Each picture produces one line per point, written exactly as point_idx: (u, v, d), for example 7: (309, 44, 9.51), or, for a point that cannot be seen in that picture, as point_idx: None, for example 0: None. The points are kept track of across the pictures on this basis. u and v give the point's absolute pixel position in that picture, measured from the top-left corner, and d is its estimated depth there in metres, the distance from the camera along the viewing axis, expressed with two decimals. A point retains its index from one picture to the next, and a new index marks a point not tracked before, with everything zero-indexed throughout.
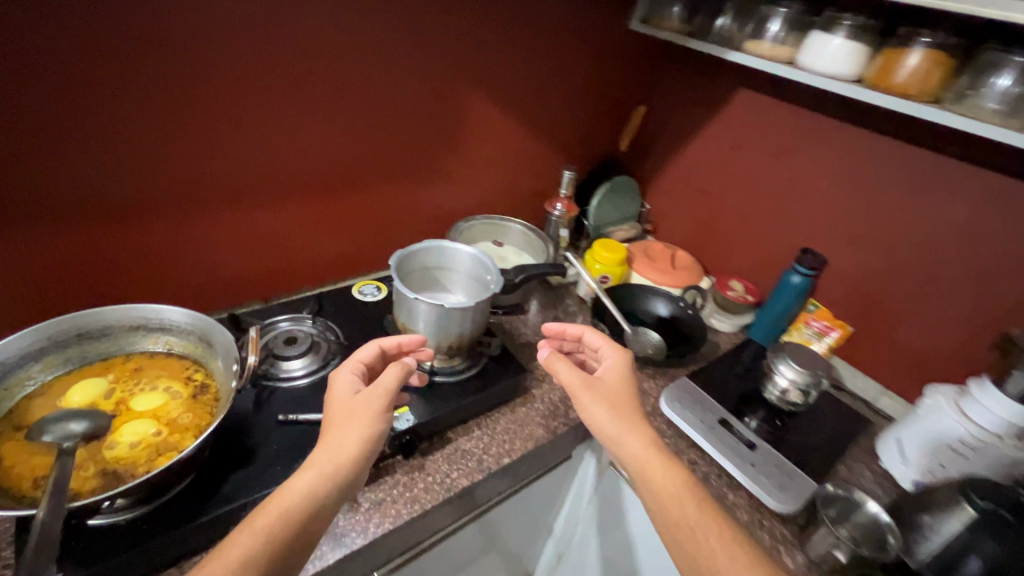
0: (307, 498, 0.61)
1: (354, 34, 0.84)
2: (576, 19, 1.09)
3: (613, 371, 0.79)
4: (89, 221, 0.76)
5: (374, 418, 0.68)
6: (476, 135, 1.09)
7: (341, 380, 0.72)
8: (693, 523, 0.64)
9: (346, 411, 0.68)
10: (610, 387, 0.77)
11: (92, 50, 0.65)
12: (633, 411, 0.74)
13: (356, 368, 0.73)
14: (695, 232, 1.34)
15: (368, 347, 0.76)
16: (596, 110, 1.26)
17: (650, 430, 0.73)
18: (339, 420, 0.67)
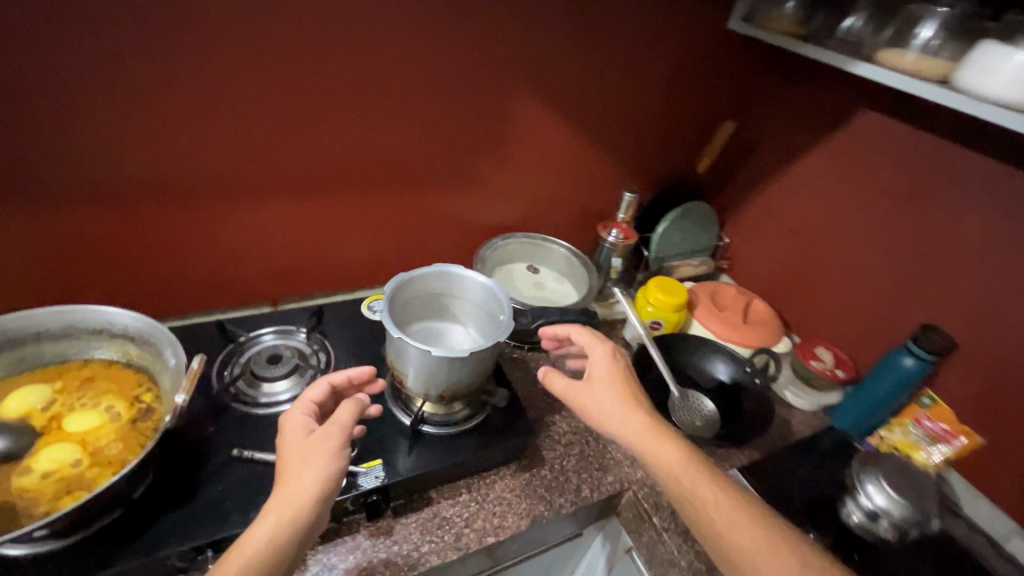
0: (268, 552, 0.51)
1: (385, 22, 0.72)
2: (661, 14, 0.90)
3: (602, 364, 0.68)
4: (83, 209, 0.70)
5: (332, 459, 0.56)
6: (525, 145, 0.94)
7: (290, 422, 0.60)
8: (723, 527, 0.57)
9: (298, 455, 0.56)
10: (600, 386, 0.66)
11: (76, 28, 0.58)
12: (627, 407, 0.64)
13: (305, 408, 0.62)
14: (780, 281, 1.10)
15: (316, 386, 0.65)
16: (674, 123, 1.06)
17: (648, 418, 0.63)
18: (290, 467, 0.56)
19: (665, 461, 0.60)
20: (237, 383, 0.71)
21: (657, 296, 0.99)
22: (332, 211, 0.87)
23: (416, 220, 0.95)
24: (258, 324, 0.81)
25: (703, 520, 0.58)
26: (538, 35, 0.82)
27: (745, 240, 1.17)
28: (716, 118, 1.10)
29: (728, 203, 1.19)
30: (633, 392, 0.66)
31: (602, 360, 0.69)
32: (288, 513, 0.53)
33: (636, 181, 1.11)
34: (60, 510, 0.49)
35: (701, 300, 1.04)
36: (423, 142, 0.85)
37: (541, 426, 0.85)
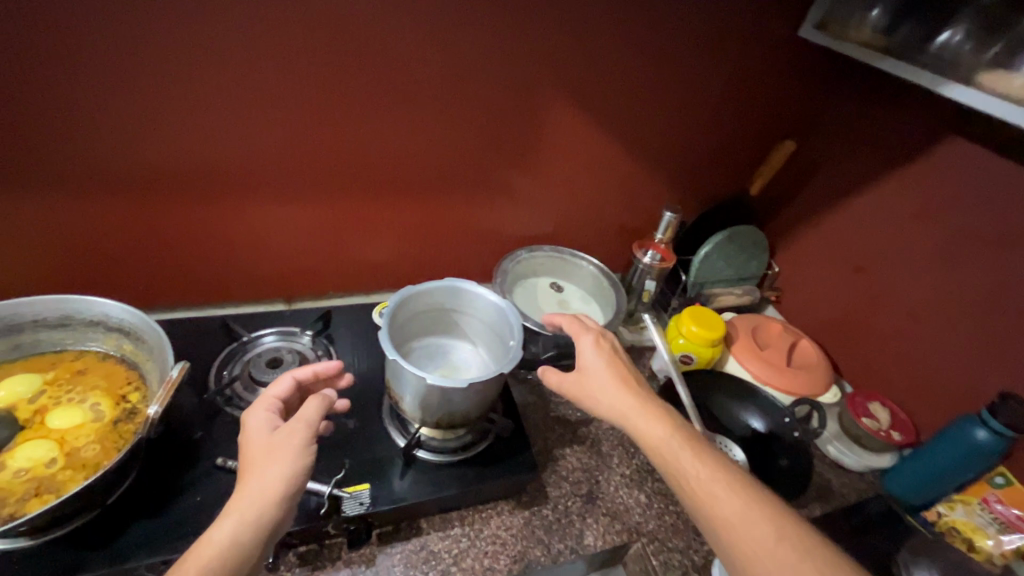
0: (232, 551, 0.46)
1: (414, 18, 0.67)
2: (724, 19, 0.81)
3: (592, 349, 0.65)
4: (99, 196, 0.69)
5: (298, 455, 0.52)
6: (559, 155, 0.88)
7: (253, 421, 0.56)
8: (729, 517, 0.50)
9: (261, 453, 0.52)
10: (590, 370, 0.63)
11: (91, 19, 0.56)
12: (617, 387, 0.61)
13: (269, 405, 0.58)
14: (835, 321, 0.99)
15: (280, 383, 0.61)
16: (727, 140, 0.96)
17: (636, 396, 0.60)
18: (253, 464, 0.52)
19: (654, 438, 0.56)
20: (228, 388, 0.67)
21: (690, 327, 0.90)
22: (350, 212, 0.83)
23: (438, 226, 0.91)
24: (262, 325, 0.79)
25: (695, 497, 0.52)
26: (582, 37, 0.75)
27: (798, 271, 1.06)
28: (776, 135, 1.00)
29: (781, 229, 1.08)
30: (623, 371, 0.63)
31: (591, 346, 0.66)
32: (254, 511, 0.48)
33: (678, 198, 1.03)
34: (25, 513, 0.47)
35: (739, 335, 0.95)
36: (448, 147, 0.80)
37: (548, 460, 0.79)
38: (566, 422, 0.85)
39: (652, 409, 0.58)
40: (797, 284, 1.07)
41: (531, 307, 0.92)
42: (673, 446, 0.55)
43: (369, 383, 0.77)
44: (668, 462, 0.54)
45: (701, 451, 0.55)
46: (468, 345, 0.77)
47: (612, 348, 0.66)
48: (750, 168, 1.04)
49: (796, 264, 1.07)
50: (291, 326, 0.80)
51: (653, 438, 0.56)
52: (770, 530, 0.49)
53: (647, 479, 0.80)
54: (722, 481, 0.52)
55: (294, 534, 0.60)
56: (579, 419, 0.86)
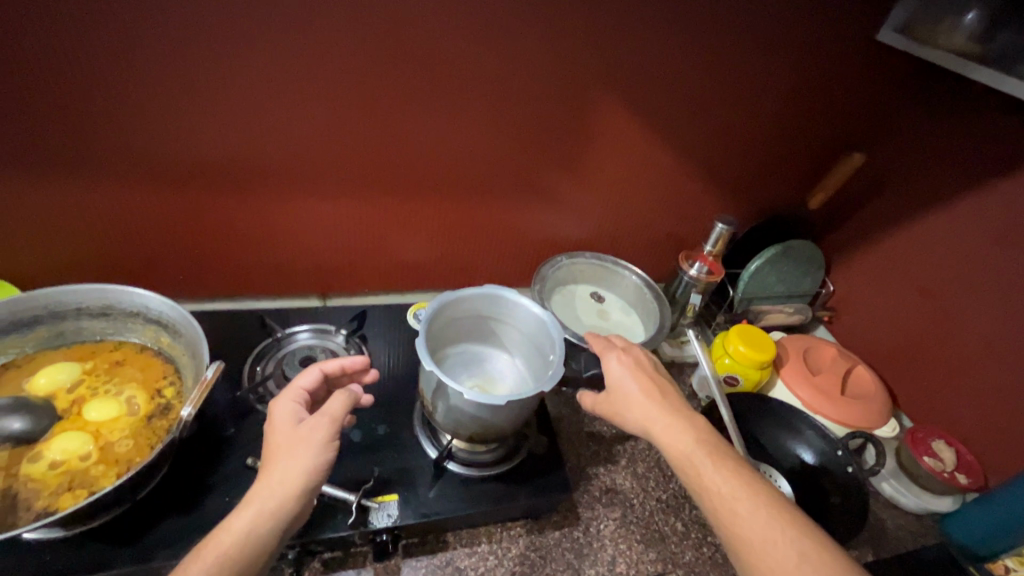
0: (251, 542, 0.46)
1: (464, 10, 0.63)
2: (798, 20, 0.74)
3: (619, 370, 0.62)
4: (146, 184, 0.69)
5: (320, 450, 0.51)
6: (607, 158, 0.84)
7: (279, 410, 0.55)
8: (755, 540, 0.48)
9: (284, 445, 0.51)
10: (618, 386, 0.62)
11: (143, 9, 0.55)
12: (645, 402, 0.59)
13: (295, 395, 0.56)
14: (896, 348, 0.92)
15: (308, 372, 0.59)
16: (788, 149, 0.90)
17: (662, 410, 0.58)
18: (274, 456, 0.51)
19: (680, 454, 0.55)
20: (261, 387, 0.66)
21: (736, 347, 0.85)
22: (389, 209, 0.81)
23: (478, 227, 0.88)
24: (296, 321, 0.77)
25: (718, 514, 0.51)
26: (641, 37, 0.70)
27: (858, 292, 0.99)
28: (843, 145, 0.92)
29: (841, 245, 1.01)
30: (651, 384, 0.61)
31: (616, 359, 0.64)
32: (272, 504, 0.48)
33: (730, 208, 0.97)
34: (58, 508, 0.46)
35: (789, 358, 0.89)
36: (493, 148, 0.77)
37: (581, 479, 0.76)
38: (601, 439, 0.81)
39: (676, 423, 0.57)
40: (855, 305, 1.00)
41: (569, 317, 0.88)
42: (699, 462, 0.54)
43: (402, 387, 0.75)
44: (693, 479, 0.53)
45: (727, 465, 0.53)
46: (505, 355, 0.74)
47: (640, 361, 0.65)
48: (812, 179, 0.97)
49: (855, 284, 1.00)
50: (326, 323, 0.79)
51: (680, 452, 0.55)
52: (793, 551, 0.47)
53: (684, 506, 0.76)
54: (748, 498, 0.50)
55: (319, 542, 0.58)
56: (614, 436, 0.82)
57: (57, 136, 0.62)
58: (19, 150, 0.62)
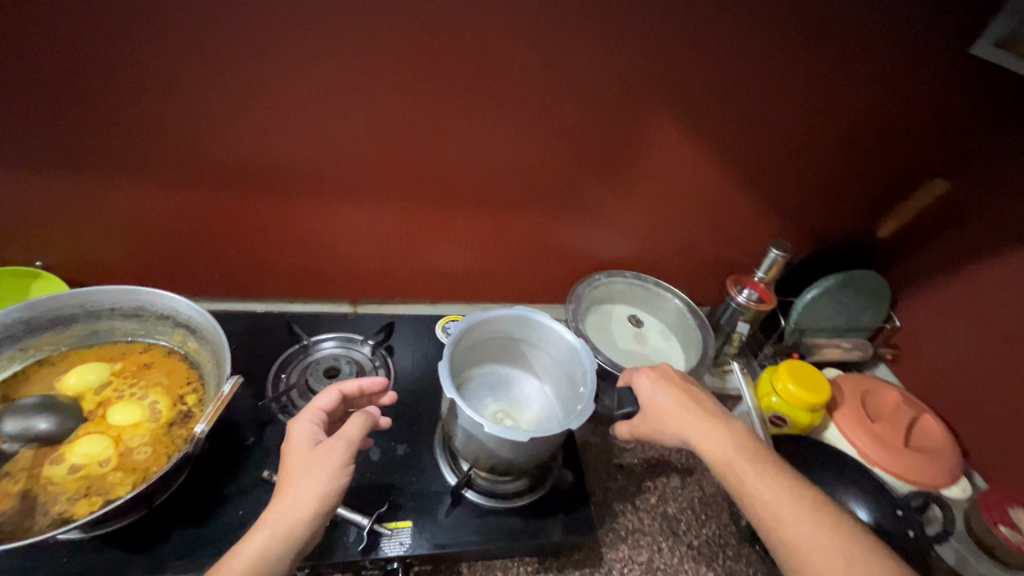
0: (261, 565, 0.44)
1: (511, 17, 0.60)
2: (884, 31, 0.66)
3: (649, 386, 0.62)
4: (187, 185, 0.70)
5: (332, 476, 0.49)
6: (654, 175, 0.78)
7: (296, 430, 0.53)
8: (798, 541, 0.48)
9: (299, 468, 0.50)
10: (653, 403, 0.61)
11: (188, 16, 0.55)
12: (679, 411, 0.58)
13: (313, 415, 0.55)
14: (970, 399, 0.82)
15: (327, 394, 0.57)
16: (857, 172, 0.82)
17: (698, 420, 0.57)
18: (290, 478, 0.49)
19: (720, 461, 0.54)
20: (283, 396, 0.65)
21: (785, 386, 0.77)
22: (423, 218, 0.79)
23: (512, 240, 0.85)
24: (323, 329, 0.76)
25: (761, 519, 0.51)
26: (699, 49, 0.65)
27: (928, 331, 0.90)
28: (923, 170, 0.83)
29: (911, 278, 0.92)
30: (684, 394, 0.60)
31: (644, 375, 0.63)
32: (286, 525, 0.46)
33: (786, 232, 0.90)
34: (73, 514, 0.46)
35: (845, 401, 0.81)
36: (533, 161, 0.74)
37: (606, 516, 0.71)
38: (630, 473, 0.76)
39: (716, 429, 0.56)
40: (924, 346, 0.90)
41: (603, 341, 0.84)
42: (739, 467, 0.53)
43: (425, 404, 0.73)
44: (735, 484, 0.53)
45: (767, 468, 0.53)
46: (535, 379, 0.71)
47: (671, 374, 0.63)
48: (882, 205, 0.88)
49: (924, 322, 0.90)
50: (353, 333, 0.78)
51: (719, 458, 0.54)
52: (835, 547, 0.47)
53: (718, 555, 0.70)
54: (793, 504, 0.50)
55: (328, 565, 0.56)
56: (644, 470, 0.77)
57: (105, 136, 0.63)
58: (68, 148, 0.64)
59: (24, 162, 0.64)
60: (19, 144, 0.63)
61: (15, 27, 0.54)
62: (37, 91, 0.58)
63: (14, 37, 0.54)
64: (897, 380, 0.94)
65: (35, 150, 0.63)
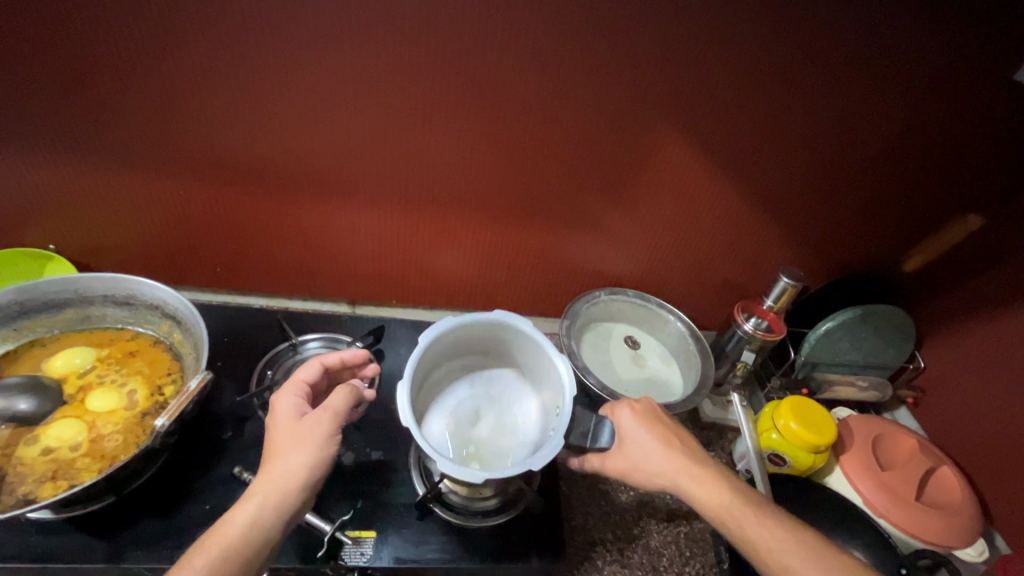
0: (253, 532, 0.44)
1: (510, 28, 0.58)
2: (916, 56, 0.61)
3: (631, 421, 0.58)
4: (189, 181, 0.72)
5: (320, 445, 0.49)
6: (659, 194, 0.75)
7: (280, 403, 0.53)
8: None
9: (285, 440, 0.49)
10: (628, 444, 0.57)
11: (189, 20, 0.56)
12: (666, 452, 0.55)
13: (298, 388, 0.55)
14: (994, 456, 0.76)
15: (308, 366, 0.58)
16: (880, 202, 0.77)
17: (690, 463, 0.54)
18: (276, 449, 0.49)
19: (717, 509, 0.51)
20: (265, 393, 0.66)
21: (787, 424, 0.73)
22: (419, 225, 0.79)
23: (511, 252, 0.83)
24: (313, 328, 0.77)
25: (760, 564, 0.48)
26: (706, 68, 0.62)
27: (955, 378, 0.83)
28: (955, 204, 0.77)
29: (938, 318, 0.85)
30: (667, 436, 0.56)
31: (628, 409, 0.59)
32: (277, 495, 0.46)
33: (802, 260, 0.85)
34: (37, 496, 0.48)
35: (853, 445, 0.75)
36: (531, 173, 0.72)
37: (584, 545, 0.67)
38: (615, 501, 0.72)
39: (712, 478, 0.52)
40: (948, 392, 0.84)
41: (598, 360, 0.81)
42: (738, 514, 0.50)
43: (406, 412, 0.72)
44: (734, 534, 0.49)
45: (768, 521, 0.49)
46: (534, 400, 0.70)
47: (651, 408, 0.60)
48: (909, 238, 0.82)
49: (950, 367, 0.84)
50: (342, 334, 0.78)
51: (715, 505, 0.51)
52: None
53: None
54: (797, 559, 0.47)
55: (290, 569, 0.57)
56: (631, 500, 0.73)
57: (112, 129, 0.65)
58: (79, 141, 0.66)
59: (38, 151, 0.67)
60: (34, 135, 0.66)
61: (29, 25, 0.56)
62: (50, 85, 0.61)
63: (28, 34, 0.57)
64: (917, 425, 0.88)
65: (48, 139, 0.66)
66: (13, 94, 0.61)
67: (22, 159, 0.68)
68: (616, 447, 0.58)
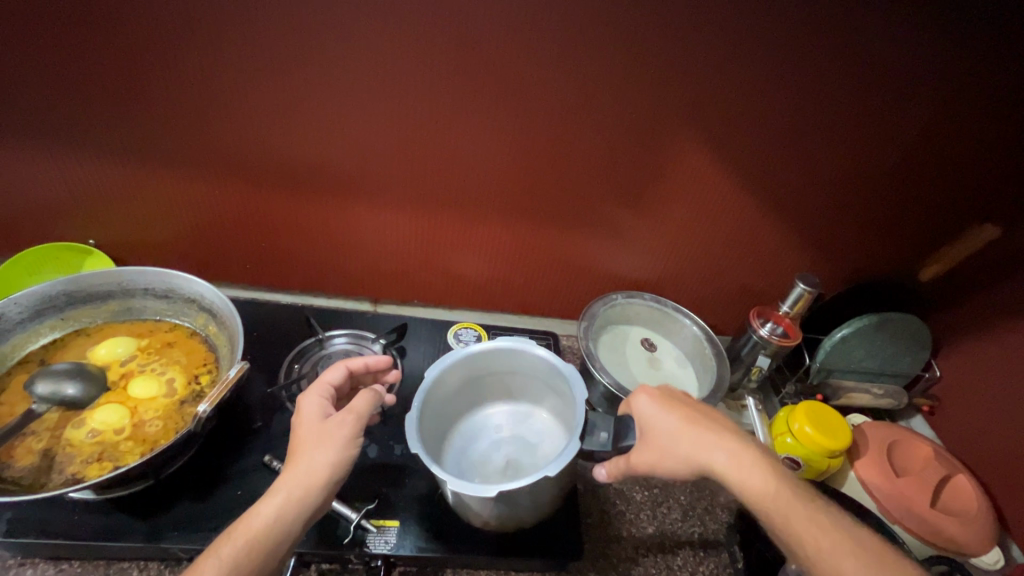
0: (274, 528, 0.45)
1: (537, 37, 0.60)
2: (935, 67, 0.62)
3: (650, 409, 0.56)
4: (224, 181, 0.75)
5: (343, 446, 0.50)
6: (677, 199, 0.77)
7: (306, 404, 0.53)
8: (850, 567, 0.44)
9: (310, 439, 0.50)
10: (652, 433, 0.55)
11: (233, 28, 0.59)
12: (696, 436, 0.52)
13: (323, 390, 0.55)
14: (1010, 465, 0.76)
15: (334, 369, 0.59)
16: (897, 211, 0.78)
17: (725, 446, 0.51)
18: (301, 448, 0.49)
19: (761, 495, 0.48)
20: (293, 386, 0.69)
21: (802, 428, 0.73)
22: (442, 226, 0.81)
23: (531, 254, 0.85)
24: (339, 324, 0.79)
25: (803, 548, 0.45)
26: (726, 78, 0.63)
27: (971, 386, 0.83)
28: (973, 213, 0.78)
29: (954, 327, 0.85)
30: (695, 420, 0.54)
31: (647, 395, 0.57)
32: (298, 491, 0.47)
33: (818, 267, 0.86)
34: (84, 475, 0.52)
35: (867, 452, 0.76)
36: (552, 178, 0.74)
37: (600, 542, 0.69)
38: (630, 499, 0.74)
39: (752, 460, 0.50)
40: (965, 401, 0.84)
41: (615, 362, 0.82)
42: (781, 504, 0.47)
43: None
44: (780, 526, 0.47)
45: (819, 517, 0.46)
46: (543, 409, 0.73)
47: (671, 393, 0.58)
48: (926, 246, 0.83)
49: (966, 376, 0.84)
50: (367, 331, 0.80)
51: (760, 491, 0.48)
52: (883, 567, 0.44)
53: None
54: (836, 539, 0.45)
55: (315, 554, 0.59)
56: (645, 499, 0.74)
57: (155, 130, 0.69)
58: (123, 141, 0.70)
59: (84, 151, 0.71)
60: (81, 136, 0.69)
61: (84, 32, 0.59)
62: (99, 89, 0.64)
63: (82, 41, 0.60)
64: (933, 433, 0.88)
65: (95, 138, 0.70)
66: (65, 96, 0.65)
67: (70, 157, 0.72)
68: (641, 437, 0.55)
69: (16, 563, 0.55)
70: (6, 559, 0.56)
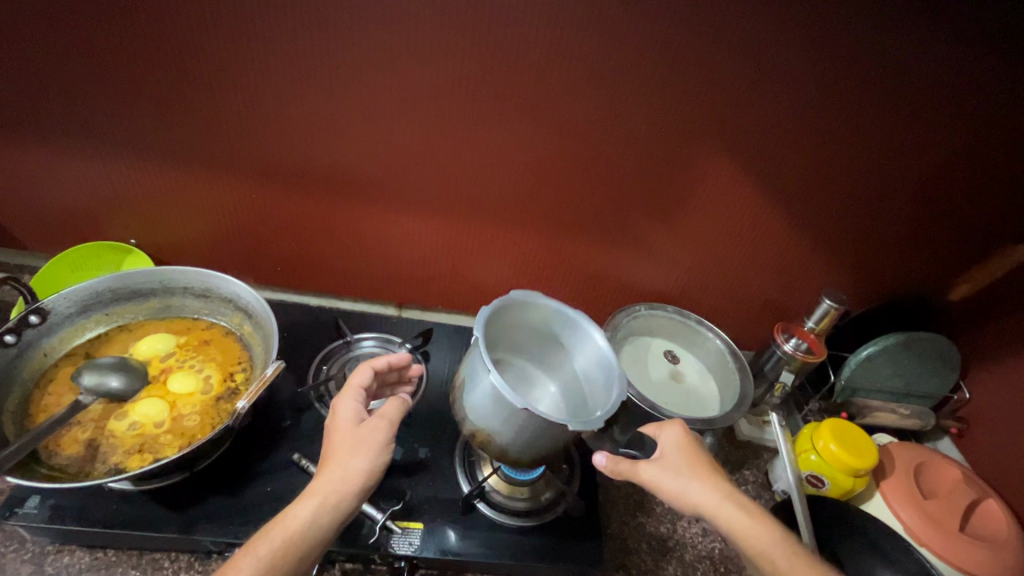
0: (310, 532, 0.46)
1: (570, 52, 0.62)
2: (964, 87, 0.62)
3: (676, 440, 0.56)
4: (262, 188, 0.77)
5: (376, 452, 0.50)
6: (703, 212, 0.77)
7: (341, 408, 0.54)
8: None
9: (344, 444, 0.51)
10: (667, 458, 0.55)
11: (280, 44, 0.62)
12: (705, 480, 0.52)
13: (355, 394, 0.55)
14: None
15: (362, 371, 0.58)
16: (924, 229, 0.78)
17: (728, 493, 0.51)
18: (335, 453, 0.50)
19: (758, 547, 0.49)
20: (322, 386, 0.71)
21: (827, 446, 0.73)
22: (468, 234, 0.83)
23: (555, 264, 0.86)
24: (367, 328, 0.82)
25: None
26: (755, 96, 0.64)
27: (1001, 408, 0.82)
28: (1004, 232, 0.77)
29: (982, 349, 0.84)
30: (705, 463, 0.54)
31: (671, 429, 0.57)
32: (335, 496, 0.48)
33: (843, 284, 0.86)
34: (126, 466, 0.56)
35: (895, 471, 0.75)
36: (578, 189, 0.76)
37: (619, 553, 0.68)
38: (650, 510, 0.74)
39: (757, 514, 0.50)
40: (995, 424, 0.83)
41: (638, 372, 0.82)
42: (787, 553, 0.48)
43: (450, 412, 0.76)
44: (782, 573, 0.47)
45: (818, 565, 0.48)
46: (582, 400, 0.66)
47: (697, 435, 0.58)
48: (954, 265, 0.83)
49: (995, 398, 0.83)
50: (393, 335, 0.82)
51: (763, 543, 0.49)
52: None
53: None
54: None
55: (341, 552, 0.60)
56: (666, 512, 0.74)
57: (198, 138, 0.72)
58: (168, 147, 0.73)
59: (132, 155, 0.74)
60: (131, 141, 0.72)
61: (141, 47, 0.63)
62: (150, 97, 0.67)
63: (139, 53, 0.63)
64: (960, 456, 0.87)
65: (140, 141, 0.72)
66: (119, 103, 0.68)
67: (119, 161, 0.75)
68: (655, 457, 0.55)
69: (54, 549, 0.58)
70: (45, 545, 0.58)
